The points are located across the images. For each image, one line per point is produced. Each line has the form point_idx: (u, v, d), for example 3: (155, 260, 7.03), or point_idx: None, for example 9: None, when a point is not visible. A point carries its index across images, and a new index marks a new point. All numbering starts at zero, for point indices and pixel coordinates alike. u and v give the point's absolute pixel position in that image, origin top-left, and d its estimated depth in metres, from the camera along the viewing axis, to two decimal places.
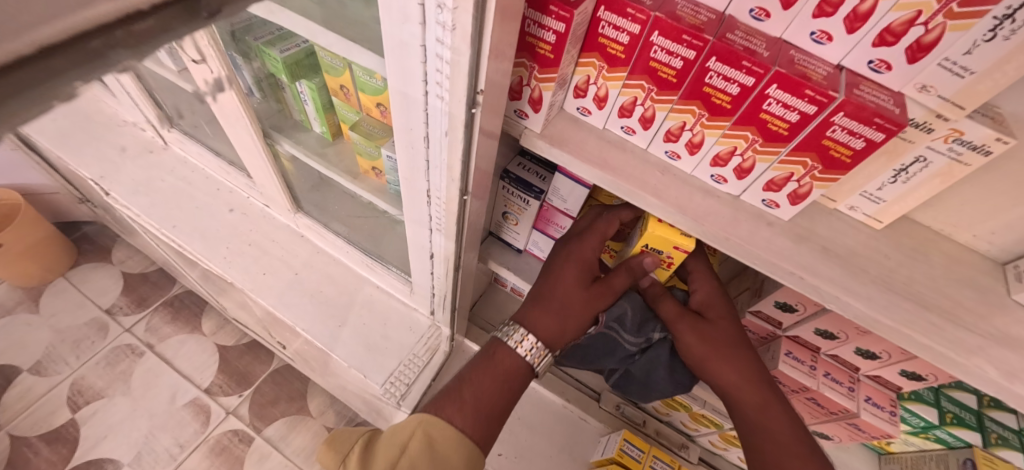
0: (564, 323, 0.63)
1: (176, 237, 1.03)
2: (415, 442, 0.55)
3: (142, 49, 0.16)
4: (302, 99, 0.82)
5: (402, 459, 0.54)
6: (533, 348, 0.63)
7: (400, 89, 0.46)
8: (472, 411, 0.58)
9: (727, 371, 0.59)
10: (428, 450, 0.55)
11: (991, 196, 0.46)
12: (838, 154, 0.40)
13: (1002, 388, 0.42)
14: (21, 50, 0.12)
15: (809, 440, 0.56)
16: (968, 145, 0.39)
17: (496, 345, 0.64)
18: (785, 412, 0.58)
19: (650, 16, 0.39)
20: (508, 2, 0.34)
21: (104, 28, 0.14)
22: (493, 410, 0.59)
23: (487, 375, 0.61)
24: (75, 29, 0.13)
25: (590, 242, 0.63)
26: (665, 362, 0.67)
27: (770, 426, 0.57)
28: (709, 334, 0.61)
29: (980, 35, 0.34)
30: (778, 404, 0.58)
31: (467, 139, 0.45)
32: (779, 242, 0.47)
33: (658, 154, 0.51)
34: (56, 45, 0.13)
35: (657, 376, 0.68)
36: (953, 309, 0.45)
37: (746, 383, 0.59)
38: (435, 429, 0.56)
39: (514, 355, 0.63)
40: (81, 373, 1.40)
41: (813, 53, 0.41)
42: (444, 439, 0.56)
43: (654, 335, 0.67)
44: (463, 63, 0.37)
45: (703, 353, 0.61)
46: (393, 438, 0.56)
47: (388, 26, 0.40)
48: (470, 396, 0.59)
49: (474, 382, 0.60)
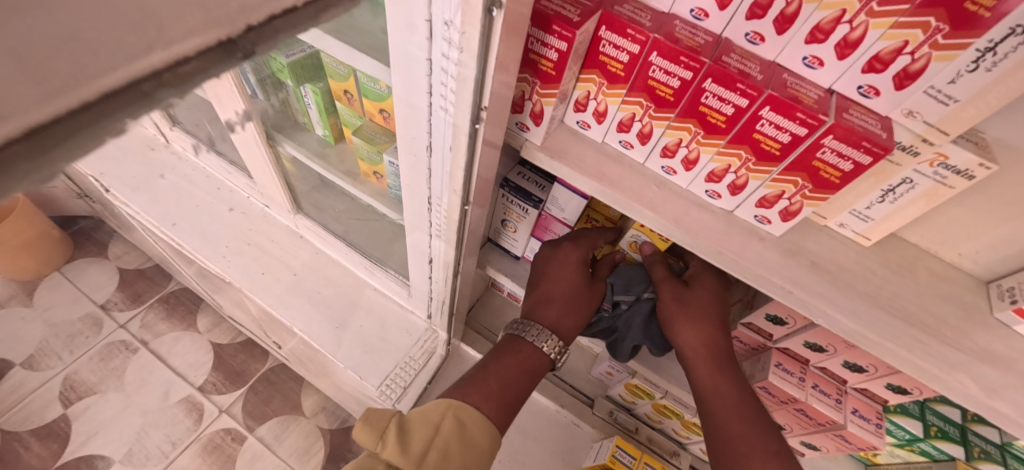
0: (566, 317, 0.69)
1: (175, 235, 1.04)
2: (449, 422, 0.55)
3: (188, 89, 0.17)
4: (306, 103, 0.84)
5: (438, 437, 0.53)
6: (556, 346, 0.67)
7: (406, 98, 0.47)
8: (497, 399, 0.60)
9: (693, 335, 0.61)
10: (460, 431, 0.55)
11: (976, 217, 0.47)
12: (828, 175, 0.41)
13: (984, 404, 0.43)
14: (82, 98, 0.13)
15: (756, 405, 0.58)
16: (952, 169, 0.40)
17: (515, 341, 0.68)
18: (734, 376, 0.60)
19: (649, 37, 0.41)
20: (515, 19, 0.35)
21: (153, 72, 0.15)
22: (516, 401, 0.62)
23: (513, 367, 0.64)
24: (130, 74, 0.14)
25: (582, 248, 0.70)
26: (640, 320, 0.69)
27: (722, 388, 0.59)
28: (688, 300, 0.62)
29: (963, 66, 0.35)
30: (731, 369, 0.60)
31: (470, 151, 0.46)
32: (770, 257, 0.49)
33: (654, 169, 0.52)
34: (113, 91, 0.14)
35: (633, 326, 0.70)
36: (937, 325, 0.47)
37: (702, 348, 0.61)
38: (464, 413, 0.56)
39: (539, 353, 0.67)
40: (74, 368, 1.40)
41: (806, 77, 0.42)
42: (474, 424, 0.56)
43: (644, 294, 0.69)
44: (469, 77, 0.38)
45: (671, 316, 0.63)
46: (424, 417, 0.55)
47: (395, 39, 0.41)
48: (497, 386, 0.61)
49: (501, 374, 0.63)
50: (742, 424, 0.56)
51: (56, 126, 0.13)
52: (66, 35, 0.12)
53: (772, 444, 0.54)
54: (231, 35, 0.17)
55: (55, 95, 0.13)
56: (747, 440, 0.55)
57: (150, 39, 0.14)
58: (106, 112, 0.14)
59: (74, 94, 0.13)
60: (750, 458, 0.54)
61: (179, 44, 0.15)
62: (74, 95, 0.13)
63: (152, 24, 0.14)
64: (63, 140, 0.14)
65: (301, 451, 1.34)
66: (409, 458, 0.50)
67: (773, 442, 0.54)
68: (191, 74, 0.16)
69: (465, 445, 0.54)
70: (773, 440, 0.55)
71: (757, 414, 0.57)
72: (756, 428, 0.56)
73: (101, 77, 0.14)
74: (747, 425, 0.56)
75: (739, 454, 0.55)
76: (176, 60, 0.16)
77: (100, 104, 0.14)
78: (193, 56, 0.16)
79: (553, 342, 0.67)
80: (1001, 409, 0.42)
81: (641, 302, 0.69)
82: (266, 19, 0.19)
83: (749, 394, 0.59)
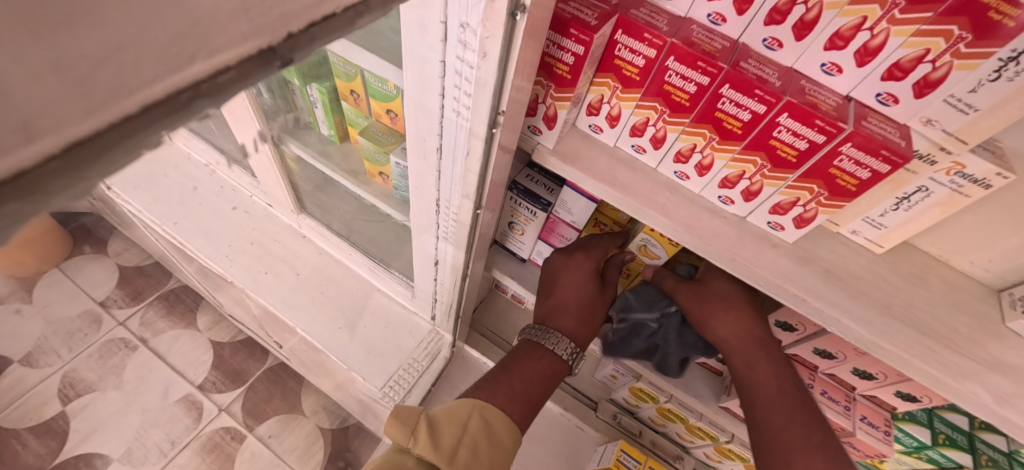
0: (579, 324, 0.72)
1: (177, 234, 1.03)
2: (475, 421, 0.59)
3: (225, 99, 0.16)
4: (312, 103, 0.83)
5: (466, 434, 0.58)
6: (569, 349, 0.71)
7: (417, 100, 0.46)
8: (520, 401, 0.65)
9: (723, 326, 0.61)
10: (485, 429, 0.59)
11: (991, 226, 0.47)
12: (844, 183, 0.41)
13: (996, 414, 0.43)
14: (119, 113, 0.13)
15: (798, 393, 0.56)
16: (969, 178, 0.40)
17: (536, 348, 0.71)
18: (775, 366, 0.58)
19: (666, 42, 0.40)
20: (534, 22, 0.35)
21: (191, 85, 0.15)
22: (538, 402, 0.67)
23: (535, 370, 0.68)
24: (168, 87, 0.14)
25: (593, 258, 0.71)
26: (675, 332, 0.70)
27: (759, 379, 0.58)
28: (706, 298, 0.63)
29: (985, 75, 0.35)
30: (769, 357, 0.59)
31: (485, 156, 0.46)
32: (783, 264, 0.48)
33: (666, 173, 0.52)
34: (150, 104, 0.14)
35: (670, 341, 0.71)
36: (950, 335, 0.46)
37: (738, 340, 0.60)
38: (488, 412, 0.61)
39: (556, 357, 0.71)
40: (72, 366, 1.39)
41: (824, 84, 0.42)
42: (498, 423, 0.61)
43: (670, 308, 0.70)
44: (487, 81, 0.37)
45: (697, 314, 0.63)
46: (452, 415, 0.59)
47: (409, 41, 0.40)
48: (520, 387, 0.66)
49: (524, 377, 0.67)
50: (782, 416, 0.55)
51: (93, 141, 0.13)
52: (110, 46, 0.11)
53: (814, 436, 0.53)
54: (272, 44, 0.16)
55: (94, 111, 0.12)
56: (789, 431, 0.54)
57: (191, 50, 0.14)
58: (142, 126, 0.14)
59: (108, 110, 0.13)
60: (789, 448, 0.53)
61: (223, 52, 0.15)
62: (113, 109, 0.13)
63: (196, 36, 0.13)
64: (97, 154, 0.14)
65: (301, 450, 1.33)
66: (440, 453, 0.54)
67: (815, 434, 0.53)
68: (227, 85, 0.16)
69: (489, 442, 0.59)
70: (815, 432, 0.53)
71: (801, 406, 0.56)
72: (797, 420, 0.54)
73: (140, 88, 0.13)
74: (790, 415, 0.55)
75: (778, 444, 0.54)
76: (215, 70, 0.15)
77: (137, 118, 0.14)
78: (230, 67, 0.15)
79: (569, 347, 0.71)
80: (1012, 417, 0.42)
81: (669, 315, 0.70)
82: (306, 27, 0.18)
83: (791, 386, 0.57)
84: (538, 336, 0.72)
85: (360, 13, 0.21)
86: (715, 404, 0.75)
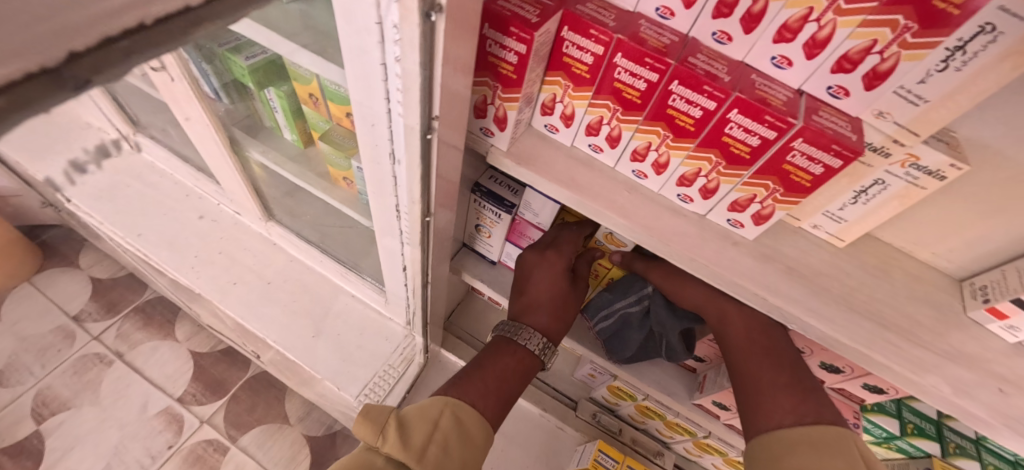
0: (554, 320, 0.72)
1: (141, 246, 1.00)
2: (447, 418, 0.58)
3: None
4: (272, 107, 0.79)
5: (437, 432, 0.56)
6: (541, 343, 0.71)
7: (363, 102, 0.43)
8: (494, 396, 0.64)
9: (688, 292, 0.62)
10: (457, 426, 0.58)
11: (954, 215, 0.47)
12: (798, 179, 0.40)
13: (958, 407, 0.42)
14: None
15: (772, 336, 0.57)
16: (924, 170, 0.39)
17: (509, 344, 0.71)
18: (747, 315, 0.58)
19: (612, 38, 0.39)
20: (461, 17, 0.33)
21: None
22: (510, 398, 0.66)
23: (509, 367, 0.68)
24: None
25: (565, 255, 0.70)
26: (667, 312, 0.65)
27: (731, 333, 0.59)
28: (671, 271, 0.64)
29: (933, 65, 0.34)
30: (739, 309, 0.59)
31: (427, 158, 0.44)
32: (744, 262, 0.47)
33: (625, 173, 0.50)
34: None
35: (664, 322, 0.66)
36: (911, 328, 0.46)
37: (708, 298, 0.61)
38: (461, 409, 0.60)
39: (529, 353, 0.71)
40: (46, 383, 1.34)
41: (775, 78, 0.41)
42: (471, 420, 0.60)
43: (646, 291, 0.67)
44: (416, 83, 0.35)
45: (664, 288, 0.64)
46: (424, 413, 0.58)
47: (345, 36, 0.37)
48: (494, 384, 0.65)
49: (497, 374, 0.66)
50: (753, 362, 0.57)
51: None
52: None
53: (783, 377, 0.55)
54: (51, 64, 0.13)
55: None
56: (762, 374, 0.56)
57: None
58: None
59: None
60: (760, 391, 0.55)
61: None
62: None
63: None
64: None
65: (286, 459, 1.30)
66: (410, 451, 0.53)
67: (784, 375, 0.55)
68: None
69: (461, 440, 0.58)
70: (785, 373, 0.55)
71: (772, 348, 0.57)
72: (765, 365, 0.56)
73: None
74: (764, 359, 0.56)
75: (751, 389, 0.56)
76: None
77: None
78: None
79: (541, 342, 0.71)
80: (972, 409, 0.42)
81: (650, 296, 0.67)
82: (100, 43, 0.14)
83: (761, 330, 0.57)
84: (512, 331, 0.71)
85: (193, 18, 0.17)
86: (689, 401, 0.74)
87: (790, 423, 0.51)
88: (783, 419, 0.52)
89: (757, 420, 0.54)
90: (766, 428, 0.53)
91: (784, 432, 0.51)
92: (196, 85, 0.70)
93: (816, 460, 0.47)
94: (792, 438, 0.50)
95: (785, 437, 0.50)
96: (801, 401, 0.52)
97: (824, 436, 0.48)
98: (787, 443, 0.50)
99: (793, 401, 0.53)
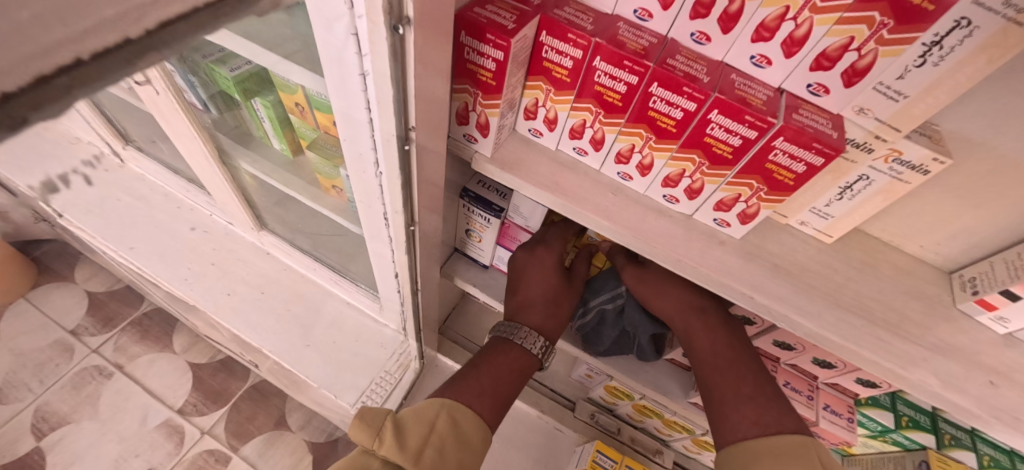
0: (548, 318, 0.72)
1: (133, 259, 0.99)
2: (443, 420, 0.58)
3: None
4: (258, 116, 0.79)
5: (434, 435, 0.56)
6: (539, 344, 0.70)
7: (344, 110, 0.41)
8: (490, 395, 0.64)
9: (660, 302, 0.64)
10: (454, 428, 0.58)
11: (948, 203, 0.47)
12: (782, 177, 0.40)
13: (947, 400, 0.42)
14: None
15: (733, 349, 0.59)
16: (907, 165, 0.39)
17: (505, 343, 0.70)
18: (710, 328, 0.60)
19: (591, 42, 0.39)
20: (429, 26, 0.33)
21: None
22: (508, 397, 0.66)
23: (504, 366, 0.68)
24: None
25: (554, 250, 0.72)
26: (640, 313, 0.68)
27: (694, 345, 0.61)
28: (645, 276, 0.65)
29: (911, 61, 0.34)
30: (704, 322, 0.61)
31: (405, 165, 0.44)
32: (730, 261, 0.47)
33: (610, 175, 0.50)
34: None
35: (634, 320, 0.68)
36: (899, 322, 0.46)
37: (676, 310, 0.63)
38: (459, 412, 0.60)
39: (527, 354, 0.70)
40: (45, 399, 1.33)
41: (754, 77, 0.41)
42: (468, 423, 0.60)
43: (619, 291, 0.70)
44: (388, 90, 0.35)
45: (640, 294, 0.65)
46: (420, 415, 0.57)
47: (321, 44, 0.35)
48: (489, 383, 0.65)
49: (493, 373, 0.66)
50: (715, 375, 0.58)
51: None
52: None
53: (745, 388, 0.56)
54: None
55: None
56: (723, 386, 0.57)
57: None
58: None
59: None
60: (723, 403, 0.56)
61: None
62: None
63: None
64: None
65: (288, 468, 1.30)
66: (406, 453, 0.53)
67: (746, 386, 0.56)
68: None
69: (458, 442, 0.57)
70: (747, 384, 0.56)
71: (735, 361, 0.58)
72: (727, 378, 0.57)
73: None
74: (723, 375, 0.58)
75: (714, 400, 0.57)
76: None
77: None
78: None
79: (540, 342, 0.70)
80: (962, 403, 0.41)
81: (623, 295, 0.69)
82: (33, 83, 0.11)
83: (723, 345, 0.59)
84: (508, 332, 0.71)
85: (152, 45, 0.14)
86: (684, 400, 0.74)
87: (755, 434, 0.52)
88: (748, 431, 0.52)
89: (723, 430, 0.55)
90: (733, 440, 0.53)
91: (752, 442, 0.51)
92: (181, 97, 0.70)
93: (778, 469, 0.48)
94: (758, 448, 0.50)
95: (751, 447, 0.51)
96: (763, 413, 0.53)
97: (792, 448, 0.49)
98: (754, 451, 0.50)
99: (756, 412, 0.53)
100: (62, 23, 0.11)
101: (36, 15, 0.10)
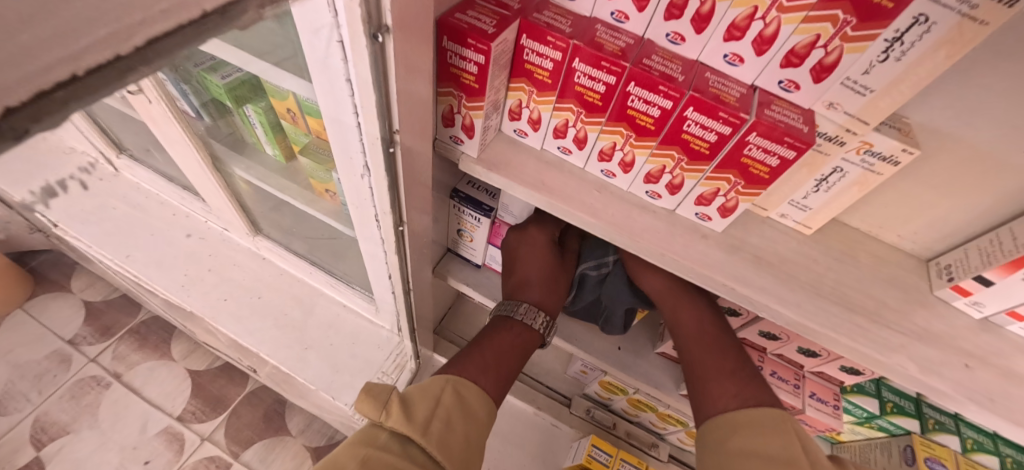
0: (546, 294, 0.72)
1: (130, 267, 1.00)
2: (449, 394, 0.59)
3: None
4: (250, 122, 0.79)
5: (440, 408, 0.57)
6: (541, 320, 0.70)
7: (332, 115, 0.42)
8: (494, 372, 0.65)
9: (652, 277, 0.65)
10: (459, 402, 0.59)
11: (921, 189, 0.48)
12: (757, 171, 0.41)
13: (924, 385, 0.43)
14: None
15: (717, 329, 0.62)
16: (878, 156, 0.41)
17: (506, 321, 0.70)
18: (698, 308, 0.63)
19: (569, 44, 0.40)
20: (411, 29, 0.34)
21: None
22: (511, 375, 0.67)
23: (507, 342, 0.68)
24: None
25: (545, 229, 0.74)
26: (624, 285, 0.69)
27: (680, 322, 0.63)
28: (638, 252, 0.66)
29: (875, 57, 0.36)
30: (691, 300, 0.63)
31: (393, 166, 0.45)
32: (713, 254, 0.49)
33: (595, 173, 0.51)
34: None
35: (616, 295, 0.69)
36: (878, 309, 0.47)
37: (666, 287, 0.65)
38: (462, 386, 0.61)
39: (529, 329, 0.70)
40: (44, 409, 1.33)
41: (728, 74, 0.42)
42: (472, 395, 0.61)
43: (609, 259, 0.71)
44: (373, 94, 0.36)
45: (632, 268, 0.67)
46: (426, 390, 0.58)
47: (308, 49, 0.36)
48: (492, 360, 0.66)
49: (496, 348, 0.67)
50: (699, 351, 0.60)
51: None
52: None
53: (729, 365, 0.58)
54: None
55: None
56: (708, 363, 0.59)
57: None
58: None
59: None
60: (706, 378, 0.58)
61: None
62: None
63: None
64: None
65: None
66: (414, 425, 0.54)
67: (728, 362, 0.58)
68: None
69: (464, 415, 0.59)
70: (730, 361, 0.58)
71: (719, 341, 0.61)
72: (712, 354, 0.59)
73: None
74: (708, 351, 0.60)
75: (698, 376, 0.59)
76: None
77: None
78: None
79: (544, 319, 0.70)
80: (938, 386, 0.43)
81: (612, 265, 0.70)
82: (35, 97, 0.13)
83: (709, 324, 0.62)
84: (508, 310, 0.70)
85: (140, 61, 0.15)
86: (676, 392, 0.75)
87: (735, 406, 0.54)
88: (728, 404, 0.54)
89: (704, 406, 0.57)
90: (714, 412, 0.55)
91: (731, 414, 0.53)
92: (173, 105, 0.71)
93: (753, 441, 0.49)
94: (737, 419, 0.52)
95: (733, 419, 0.53)
96: (743, 387, 0.55)
97: (767, 417, 0.50)
98: (732, 424, 0.52)
99: (738, 387, 0.55)
100: (62, 45, 0.12)
101: (37, 37, 0.12)
